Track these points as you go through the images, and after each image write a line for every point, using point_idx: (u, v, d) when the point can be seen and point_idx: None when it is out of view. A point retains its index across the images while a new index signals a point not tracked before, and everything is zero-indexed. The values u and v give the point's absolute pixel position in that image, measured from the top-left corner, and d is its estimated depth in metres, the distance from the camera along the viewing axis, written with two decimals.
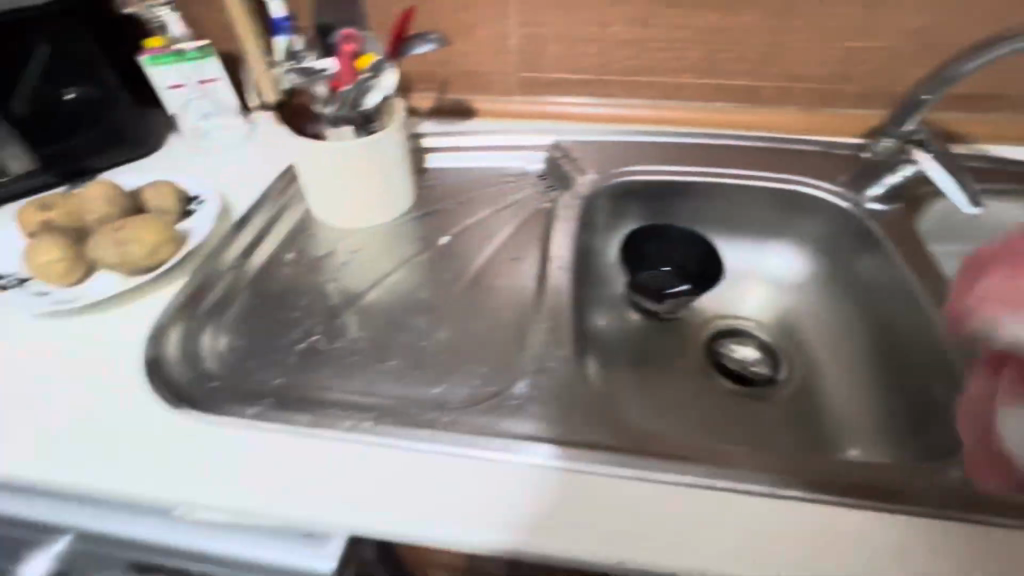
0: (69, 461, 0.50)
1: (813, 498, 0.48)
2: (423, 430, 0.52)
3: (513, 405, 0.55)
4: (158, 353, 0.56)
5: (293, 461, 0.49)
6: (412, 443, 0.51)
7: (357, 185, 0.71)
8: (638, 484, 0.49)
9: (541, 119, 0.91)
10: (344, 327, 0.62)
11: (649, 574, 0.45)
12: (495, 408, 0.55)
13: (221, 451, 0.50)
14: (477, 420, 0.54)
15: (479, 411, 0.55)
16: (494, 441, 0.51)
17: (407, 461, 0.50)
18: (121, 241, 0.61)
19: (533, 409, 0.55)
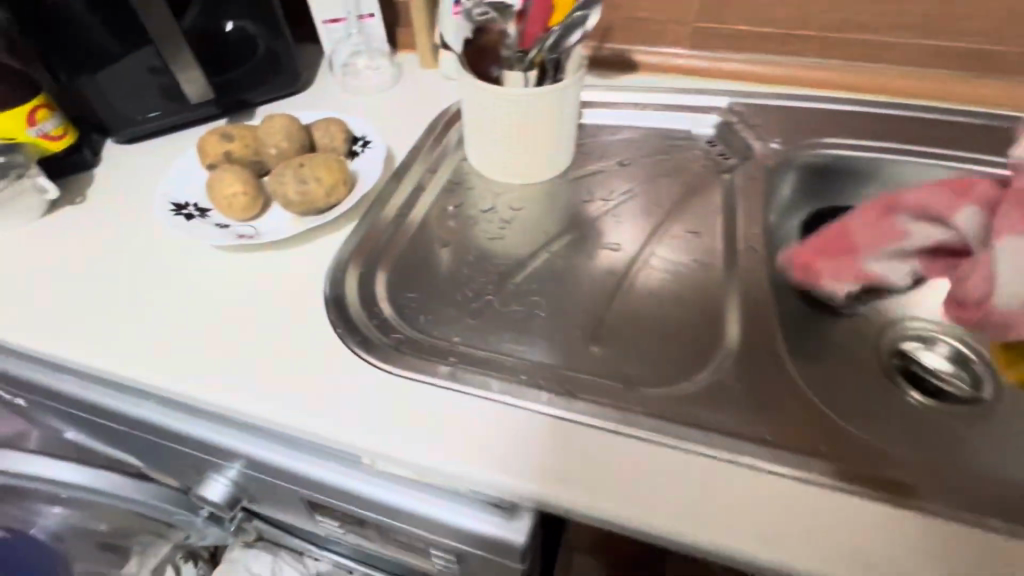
0: (260, 397, 0.49)
1: (941, 513, 0.42)
2: (620, 412, 0.47)
3: (715, 396, 0.49)
4: (341, 299, 0.55)
5: (475, 425, 0.46)
6: (611, 427, 0.46)
7: (530, 136, 0.66)
8: (753, 473, 0.44)
9: (712, 78, 0.82)
10: (515, 291, 0.58)
11: (743, 565, 0.42)
12: (698, 397, 0.49)
13: (415, 405, 0.48)
14: (679, 408, 0.48)
15: (680, 399, 0.48)
16: (642, 418, 0.46)
17: (602, 443, 0.45)
18: (304, 178, 0.59)
19: (735, 403, 0.49)
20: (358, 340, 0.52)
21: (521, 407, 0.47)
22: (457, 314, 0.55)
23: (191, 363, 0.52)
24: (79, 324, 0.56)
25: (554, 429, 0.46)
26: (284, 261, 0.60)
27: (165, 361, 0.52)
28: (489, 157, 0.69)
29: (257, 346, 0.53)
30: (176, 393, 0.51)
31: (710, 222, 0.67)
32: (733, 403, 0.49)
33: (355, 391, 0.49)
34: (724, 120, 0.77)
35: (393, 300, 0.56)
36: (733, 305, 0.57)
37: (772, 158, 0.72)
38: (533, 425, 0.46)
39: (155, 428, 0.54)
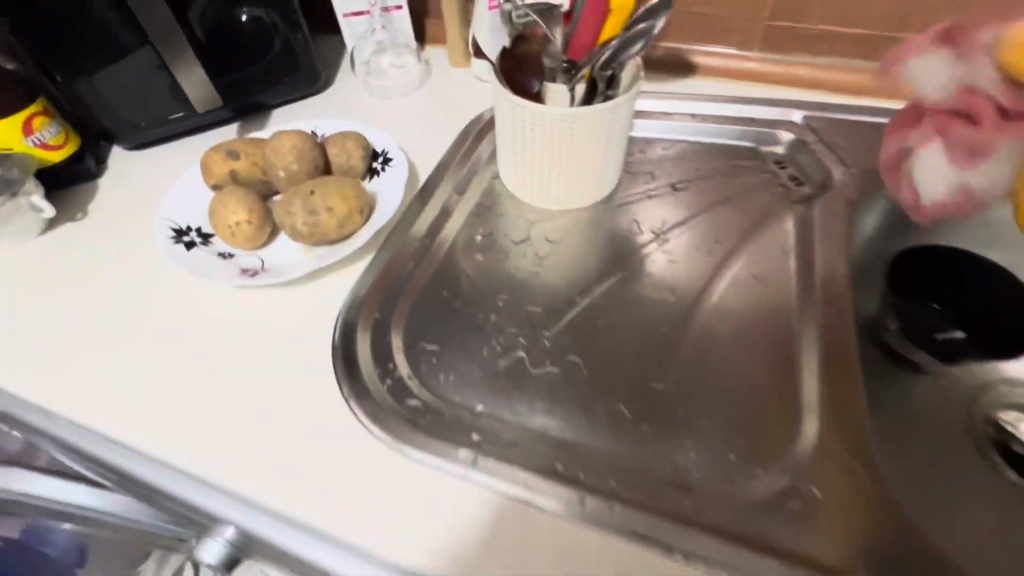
0: (255, 471, 0.43)
1: None
2: (671, 523, 0.39)
3: (789, 505, 0.40)
4: (352, 353, 0.49)
5: (497, 528, 0.39)
6: (659, 541, 0.38)
7: (572, 158, 0.57)
8: None
9: (785, 87, 0.71)
10: (548, 347, 0.50)
11: None
12: (767, 505, 0.40)
13: (428, 498, 0.41)
14: (744, 522, 0.39)
15: (745, 505, 0.40)
16: (701, 534, 0.38)
17: (648, 561, 0.38)
18: (314, 208, 0.52)
19: (813, 517, 0.40)
20: (365, 409, 0.45)
21: (550, 511, 0.40)
22: (482, 376, 0.48)
23: (183, 420, 0.47)
24: (68, 363, 0.51)
25: (590, 538, 0.39)
26: (290, 301, 0.53)
27: (155, 417, 0.47)
28: (523, 180, 0.61)
29: (256, 406, 0.47)
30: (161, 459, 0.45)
31: (780, 264, 0.57)
32: (810, 516, 0.40)
33: (361, 471, 0.43)
34: (798, 137, 0.66)
35: (408, 354, 0.49)
36: (808, 377, 0.48)
37: (859, 185, 0.61)
38: (565, 531, 0.39)
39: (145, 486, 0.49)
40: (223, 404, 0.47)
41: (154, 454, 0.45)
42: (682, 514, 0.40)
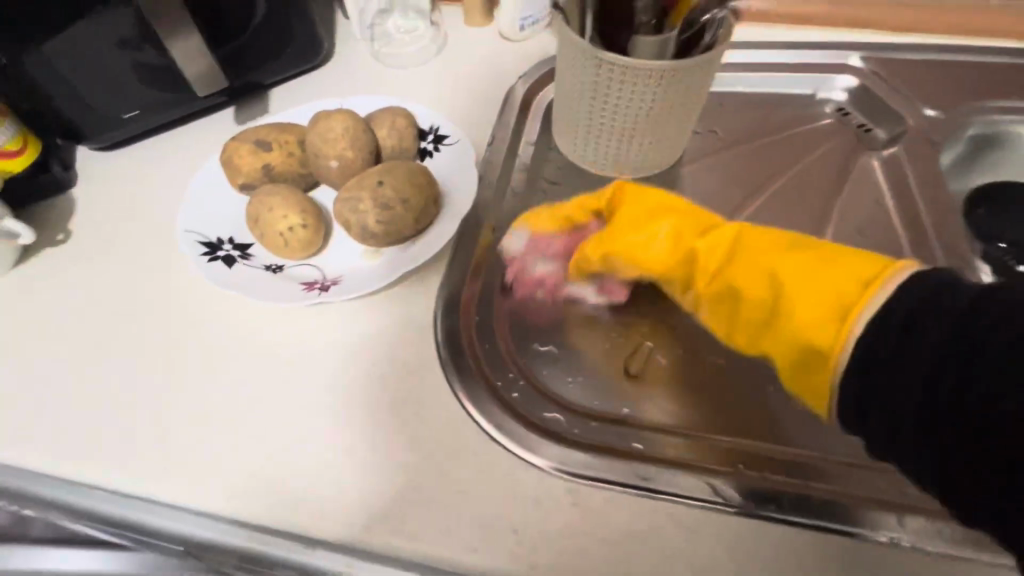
0: (376, 524, 0.37)
1: None
2: (851, 504, 0.37)
3: None
4: (463, 372, 0.42)
5: (671, 540, 0.36)
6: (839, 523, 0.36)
7: (655, 123, 0.51)
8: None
9: (834, 27, 0.67)
10: (676, 330, 0.45)
11: None
12: None
13: (604, 526, 0.36)
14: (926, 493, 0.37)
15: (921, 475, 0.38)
16: (882, 507, 0.37)
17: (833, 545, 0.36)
18: (387, 201, 0.43)
19: None
20: (500, 432, 0.39)
21: (744, 513, 0.36)
22: (612, 376, 0.43)
23: (273, 474, 0.39)
24: (94, 426, 0.41)
25: (773, 531, 0.36)
26: (365, 315, 0.45)
27: (235, 474, 0.39)
28: (597, 147, 0.55)
29: (362, 445, 0.39)
30: (259, 525, 0.37)
31: (878, 222, 0.54)
32: None
33: (512, 506, 0.37)
34: (861, 81, 0.63)
35: (523, 361, 0.43)
36: None
37: (935, 126, 0.59)
38: (742, 530, 0.36)
39: (217, 559, 0.41)
40: (316, 449, 0.39)
41: (247, 520, 0.37)
42: (882, 499, 0.37)
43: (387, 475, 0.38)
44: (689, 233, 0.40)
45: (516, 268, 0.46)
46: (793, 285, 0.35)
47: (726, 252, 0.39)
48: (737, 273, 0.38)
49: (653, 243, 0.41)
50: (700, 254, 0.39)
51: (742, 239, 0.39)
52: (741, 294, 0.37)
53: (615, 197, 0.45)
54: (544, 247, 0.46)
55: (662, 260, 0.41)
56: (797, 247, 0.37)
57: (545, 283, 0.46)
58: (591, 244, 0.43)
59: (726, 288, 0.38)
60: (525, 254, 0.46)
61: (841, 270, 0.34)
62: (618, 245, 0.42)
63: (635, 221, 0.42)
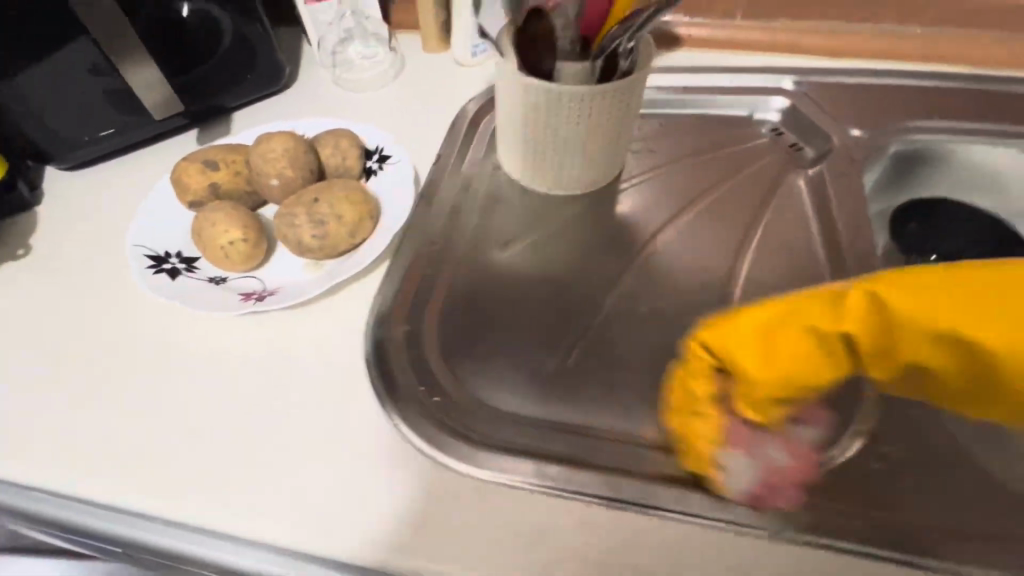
0: (295, 524, 0.39)
1: None
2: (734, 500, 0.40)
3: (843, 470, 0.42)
4: (387, 380, 0.44)
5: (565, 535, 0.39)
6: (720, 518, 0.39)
7: (587, 145, 0.55)
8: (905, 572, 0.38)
9: (770, 52, 0.71)
10: (590, 340, 0.49)
11: None
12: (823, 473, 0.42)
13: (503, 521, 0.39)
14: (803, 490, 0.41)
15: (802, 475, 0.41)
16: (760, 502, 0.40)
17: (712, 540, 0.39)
18: (322, 218, 0.46)
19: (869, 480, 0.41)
20: (415, 435, 0.42)
21: (633, 509, 0.39)
22: (530, 384, 0.46)
23: (218, 480, 0.40)
24: (45, 454, 0.42)
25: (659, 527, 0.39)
26: (301, 325, 0.47)
27: (186, 482, 0.40)
28: (531, 165, 0.58)
29: (299, 448, 0.42)
30: (205, 528, 0.39)
31: (802, 236, 0.57)
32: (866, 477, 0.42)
33: (422, 502, 0.40)
34: (792, 103, 0.67)
35: (447, 369, 0.46)
36: None
37: (858, 146, 0.62)
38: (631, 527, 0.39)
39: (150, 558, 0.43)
40: (261, 453, 0.41)
41: (199, 525, 0.39)
42: (761, 495, 0.40)
43: (324, 476, 0.40)
44: (834, 330, 0.34)
45: (767, 489, 0.38)
46: (1002, 338, 0.31)
47: (890, 330, 0.34)
48: (917, 347, 0.34)
49: (804, 366, 0.35)
50: (861, 341, 0.34)
51: (892, 311, 0.33)
52: (983, 378, 0.33)
53: (717, 341, 0.37)
54: (729, 440, 0.37)
55: (891, 364, 0.35)
56: (960, 293, 0.32)
57: (801, 466, 0.38)
58: (757, 400, 0.36)
59: (979, 378, 0.33)
60: (752, 466, 0.37)
61: (1008, 295, 0.31)
62: (781, 380, 0.35)
63: (768, 355, 0.35)
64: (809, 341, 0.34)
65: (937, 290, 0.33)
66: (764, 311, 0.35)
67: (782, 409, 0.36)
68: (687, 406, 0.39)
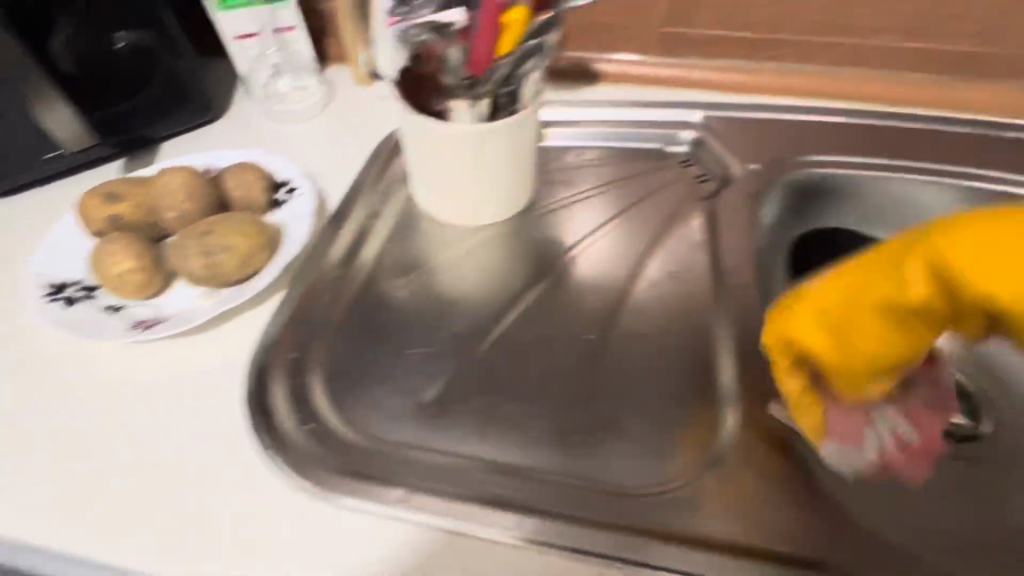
0: (160, 548, 0.40)
1: None
2: (590, 527, 0.41)
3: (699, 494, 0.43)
4: (264, 407, 0.45)
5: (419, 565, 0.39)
6: (570, 543, 0.40)
7: (484, 176, 0.57)
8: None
9: (682, 87, 0.74)
10: (475, 364, 0.50)
11: None
12: (681, 499, 0.43)
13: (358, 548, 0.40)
14: (660, 516, 0.42)
15: (659, 500, 0.43)
16: (613, 528, 0.41)
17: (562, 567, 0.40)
18: (211, 249, 0.48)
19: (721, 507, 0.42)
20: (285, 460, 0.43)
21: (485, 537, 0.40)
22: (410, 412, 0.47)
23: (91, 507, 0.42)
24: (46, 454, 0.44)
25: (513, 554, 0.40)
26: (191, 353, 0.49)
27: (62, 506, 0.42)
28: (433, 196, 0.60)
29: (172, 475, 0.43)
30: (73, 553, 0.40)
31: (696, 264, 0.59)
32: (724, 503, 0.42)
33: (281, 529, 0.41)
34: (697, 136, 0.70)
35: (328, 397, 0.47)
36: (723, 362, 0.50)
37: (756, 179, 0.65)
38: (486, 554, 0.40)
39: None
40: (136, 480, 0.43)
41: (66, 551, 0.40)
42: (617, 520, 0.41)
43: (232, 498, 0.42)
44: (900, 301, 0.35)
45: (909, 452, 0.46)
46: None
47: (945, 293, 0.35)
48: (982, 300, 0.33)
49: (891, 344, 0.37)
50: (945, 304, 0.35)
51: (957, 276, 0.34)
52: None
53: (783, 330, 0.40)
54: (847, 420, 0.42)
55: (967, 319, 0.35)
56: (988, 245, 0.33)
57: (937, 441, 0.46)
58: (853, 376, 0.38)
59: None
60: (853, 446, 0.43)
61: None
62: (857, 361, 0.38)
63: (855, 332, 0.37)
64: (876, 320, 0.36)
65: (965, 237, 0.34)
66: (817, 290, 0.39)
67: (873, 382, 0.39)
68: (794, 392, 0.42)
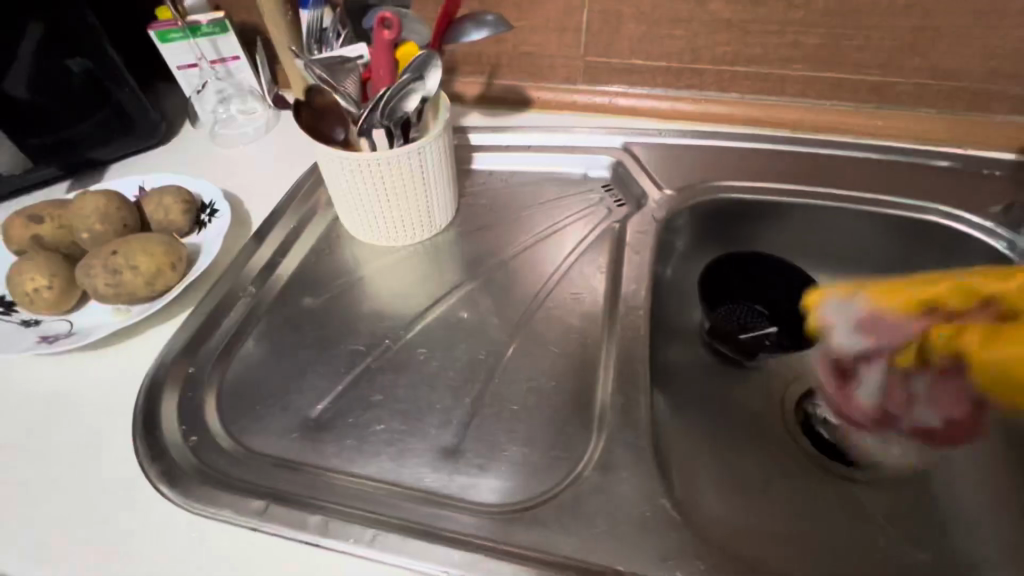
0: (28, 551, 0.42)
1: None
2: (441, 541, 0.41)
3: (559, 515, 0.43)
4: (152, 418, 0.48)
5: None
6: (416, 556, 0.40)
7: (390, 202, 0.59)
8: None
9: (608, 113, 0.77)
10: (367, 379, 0.53)
11: None
12: (540, 518, 0.43)
13: (207, 557, 0.41)
14: (516, 534, 0.42)
15: (519, 518, 0.43)
16: (464, 542, 0.41)
17: None
18: (118, 268, 0.51)
19: (578, 526, 0.43)
20: (160, 469, 0.45)
21: (332, 548, 0.41)
22: (294, 427, 0.49)
23: None
24: None
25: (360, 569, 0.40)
26: (95, 365, 0.52)
27: None
28: (348, 218, 0.62)
29: (51, 486, 0.45)
30: None
31: (599, 285, 0.61)
32: (581, 524, 0.43)
33: (140, 536, 0.42)
34: (618, 159, 0.72)
35: (219, 412, 0.50)
36: (605, 383, 0.52)
37: (669, 202, 0.67)
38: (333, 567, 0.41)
39: None
40: (21, 485, 0.45)
41: None
42: (469, 537, 0.42)
43: (147, 497, 0.44)
44: None
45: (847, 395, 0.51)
46: None
47: None
48: None
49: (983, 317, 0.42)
50: None
51: None
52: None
53: None
54: (920, 318, 0.44)
55: None
56: None
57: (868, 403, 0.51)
58: None
59: None
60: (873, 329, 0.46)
61: None
62: None
63: None
64: None
65: None
66: None
67: None
68: (858, 227, 0.67)
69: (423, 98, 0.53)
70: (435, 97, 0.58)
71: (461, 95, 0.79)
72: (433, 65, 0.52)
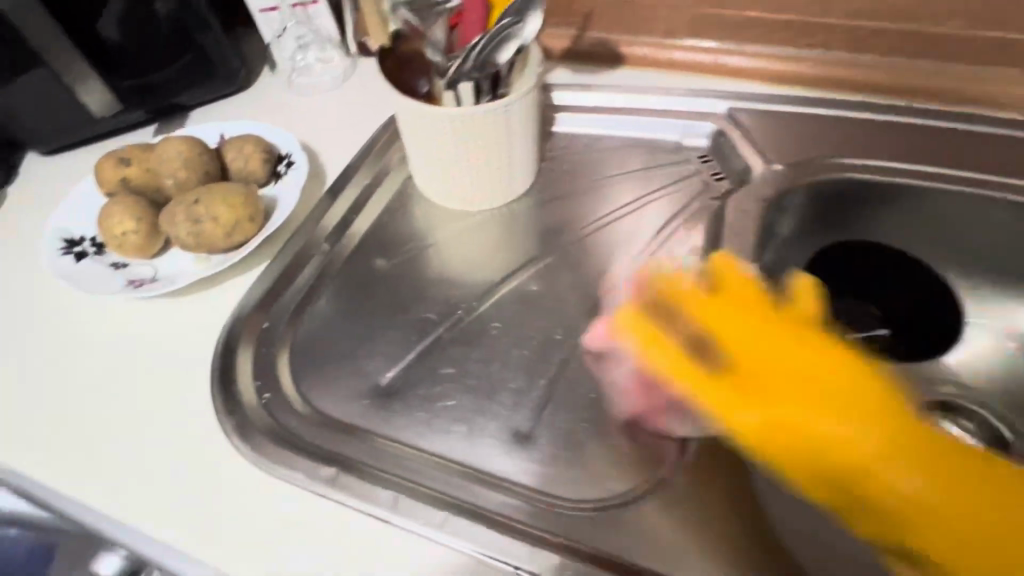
0: (115, 489, 0.43)
1: None
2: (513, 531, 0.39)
3: (636, 517, 0.40)
4: (228, 372, 0.48)
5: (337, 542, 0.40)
6: (485, 543, 0.39)
7: (473, 161, 0.55)
8: None
9: (712, 75, 0.68)
10: (436, 350, 0.50)
11: None
12: (616, 520, 0.40)
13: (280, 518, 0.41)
14: (589, 533, 0.40)
15: (593, 517, 0.40)
16: (533, 536, 0.39)
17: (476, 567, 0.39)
18: (200, 217, 0.51)
19: (658, 534, 0.39)
20: (234, 423, 0.45)
21: (399, 524, 0.40)
22: (363, 393, 0.48)
23: (83, 441, 0.46)
24: (73, 384, 0.49)
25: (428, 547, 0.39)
26: (177, 312, 0.53)
27: (48, 439, 0.46)
28: (425, 177, 0.59)
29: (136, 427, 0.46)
30: (47, 481, 0.45)
31: None
32: (661, 531, 0.40)
33: (216, 489, 0.43)
34: (720, 128, 0.64)
35: (290, 370, 0.49)
36: None
37: (778, 178, 0.59)
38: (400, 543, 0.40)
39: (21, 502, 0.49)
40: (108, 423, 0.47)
41: (40, 477, 0.44)
42: (540, 531, 0.40)
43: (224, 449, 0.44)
44: None
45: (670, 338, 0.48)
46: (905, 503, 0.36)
47: None
48: None
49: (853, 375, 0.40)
50: None
51: None
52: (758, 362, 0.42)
53: None
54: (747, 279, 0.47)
55: None
56: None
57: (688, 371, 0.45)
58: None
59: None
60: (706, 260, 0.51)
61: None
62: None
63: None
64: None
65: None
66: None
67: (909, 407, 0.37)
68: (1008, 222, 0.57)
69: (519, 47, 0.49)
70: (527, 51, 0.53)
71: (548, 48, 0.73)
72: (535, 7, 0.47)
